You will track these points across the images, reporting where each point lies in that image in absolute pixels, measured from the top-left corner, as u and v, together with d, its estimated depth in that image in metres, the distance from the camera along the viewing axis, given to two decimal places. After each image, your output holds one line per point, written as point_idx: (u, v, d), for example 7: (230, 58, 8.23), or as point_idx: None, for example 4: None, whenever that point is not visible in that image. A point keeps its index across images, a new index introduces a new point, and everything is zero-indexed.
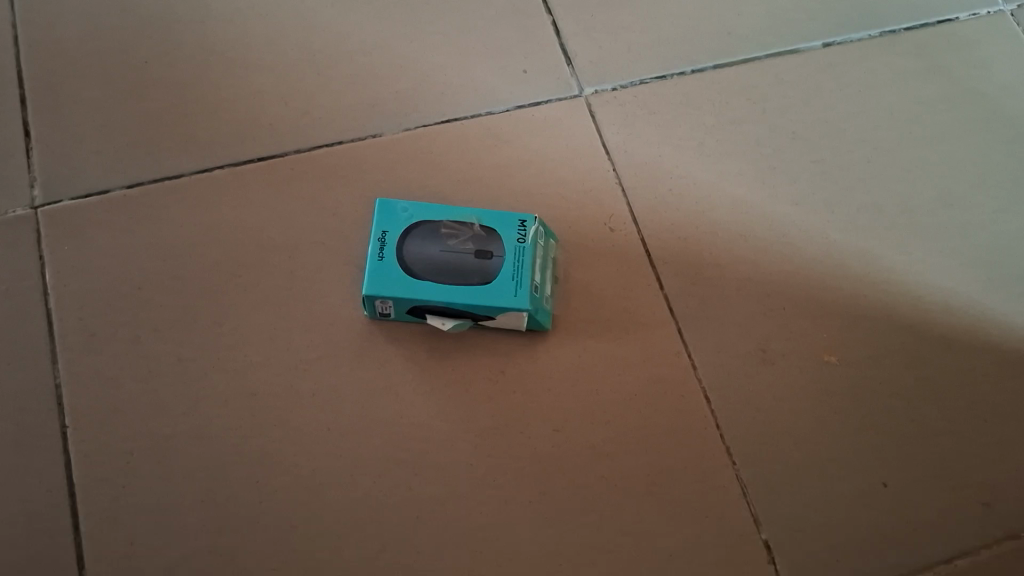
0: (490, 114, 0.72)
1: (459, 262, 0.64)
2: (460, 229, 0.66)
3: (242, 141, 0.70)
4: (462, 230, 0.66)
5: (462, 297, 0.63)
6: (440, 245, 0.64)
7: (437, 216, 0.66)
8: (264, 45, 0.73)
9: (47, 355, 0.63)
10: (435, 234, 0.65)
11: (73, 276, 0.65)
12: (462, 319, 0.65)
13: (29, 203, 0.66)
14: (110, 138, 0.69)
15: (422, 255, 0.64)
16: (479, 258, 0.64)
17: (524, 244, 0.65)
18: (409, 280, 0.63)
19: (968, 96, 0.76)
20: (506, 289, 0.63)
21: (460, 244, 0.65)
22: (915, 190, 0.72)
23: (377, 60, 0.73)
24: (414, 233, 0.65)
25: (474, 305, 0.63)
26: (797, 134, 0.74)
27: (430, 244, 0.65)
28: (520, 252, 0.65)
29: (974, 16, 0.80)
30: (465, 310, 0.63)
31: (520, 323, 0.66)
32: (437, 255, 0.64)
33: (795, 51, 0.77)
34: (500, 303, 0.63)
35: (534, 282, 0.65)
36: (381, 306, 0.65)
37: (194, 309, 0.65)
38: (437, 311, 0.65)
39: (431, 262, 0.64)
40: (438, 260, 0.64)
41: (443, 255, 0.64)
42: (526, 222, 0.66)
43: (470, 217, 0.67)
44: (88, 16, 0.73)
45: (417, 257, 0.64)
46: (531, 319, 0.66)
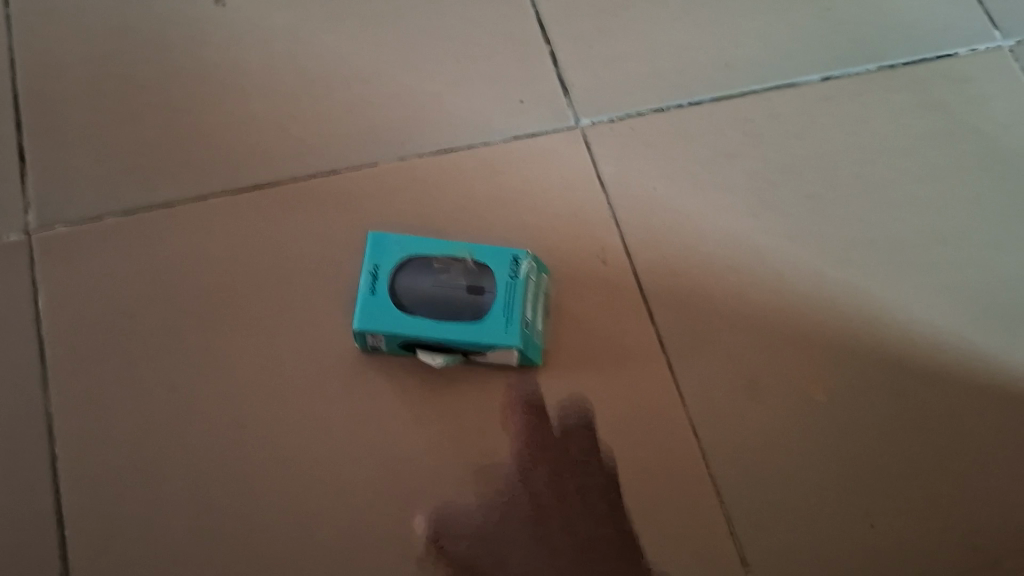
0: (486, 145, 0.72)
1: (450, 301, 0.61)
2: (455, 261, 0.63)
3: (238, 169, 0.69)
4: (455, 263, 0.62)
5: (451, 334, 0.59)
6: (431, 277, 0.61)
7: (429, 245, 0.62)
8: (262, 72, 0.73)
9: (37, 383, 0.62)
10: (426, 268, 0.62)
11: (65, 302, 0.64)
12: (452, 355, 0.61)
13: (23, 228, 0.66)
14: (106, 163, 0.68)
15: (414, 290, 0.61)
16: (473, 296, 0.61)
17: (518, 276, 0.61)
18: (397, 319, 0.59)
19: (962, 133, 0.76)
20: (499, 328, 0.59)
21: (453, 281, 0.62)
22: (909, 226, 0.72)
23: (374, 89, 0.73)
24: (406, 267, 0.61)
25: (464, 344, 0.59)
26: (790, 169, 0.74)
27: (422, 281, 0.61)
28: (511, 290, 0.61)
29: (974, 51, 0.80)
30: (456, 347, 0.60)
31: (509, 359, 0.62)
32: (428, 293, 0.61)
33: (793, 84, 0.77)
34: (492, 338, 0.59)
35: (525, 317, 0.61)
36: (373, 340, 0.61)
37: (185, 337, 0.64)
38: (427, 347, 0.61)
39: (421, 301, 0.60)
40: (430, 300, 0.60)
41: (435, 293, 0.61)
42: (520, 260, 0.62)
43: (464, 248, 0.63)
44: (86, 39, 0.73)
45: (408, 293, 0.60)
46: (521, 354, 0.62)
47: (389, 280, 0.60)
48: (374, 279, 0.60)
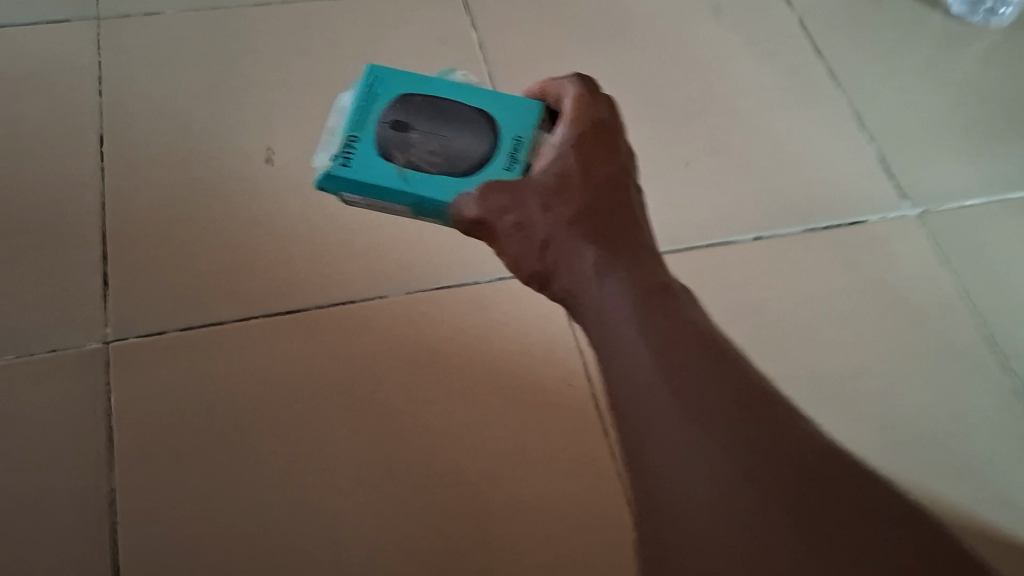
0: (477, 283, 0.88)
1: (441, 125, 0.66)
2: (415, 165, 0.63)
3: (276, 297, 0.84)
4: (427, 164, 0.63)
5: (529, 105, 0.67)
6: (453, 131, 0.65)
7: (421, 174, 0.62)
8: (300, 216, 0.89)
9: (105, 466, 0.75)
10: (459, 158, 0.64)
11: (130, 399, 0.78)
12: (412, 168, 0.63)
13: (101, 339, 0.80)
14: (170, 287, 0.83)
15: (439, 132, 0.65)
16: (405, 130, 0.65)
17: (335, 157, 0.63)
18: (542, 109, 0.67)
19: (872, 287, 0.94)
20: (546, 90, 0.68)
21: (439, 141, 0.64)
22: (825, 363, 0.89)
23: (388, 234, 0.89)
24: (475, 168, 0.63)
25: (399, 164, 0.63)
26: (729, 313, 0.90)
27: (483, 148, 0.64)
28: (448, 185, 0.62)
29: (883, 218, 0.99)
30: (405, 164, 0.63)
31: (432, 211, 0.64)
32: (475, 134, 0.65)
33: (732, 241, 0.94)
34: (384, 77, 0.68)
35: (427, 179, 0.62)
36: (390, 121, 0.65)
37: (227, 432, 0.78)
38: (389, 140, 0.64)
39: (484, 126, 0.66)
40: (474, 125, 0.66)
41: (480, 132, 0.65)
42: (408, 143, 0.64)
43: (398, 176, 0.62)
44: (160, 185, 0.89)
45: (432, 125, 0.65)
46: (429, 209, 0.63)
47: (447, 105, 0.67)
48: (514, 148, 0.65)
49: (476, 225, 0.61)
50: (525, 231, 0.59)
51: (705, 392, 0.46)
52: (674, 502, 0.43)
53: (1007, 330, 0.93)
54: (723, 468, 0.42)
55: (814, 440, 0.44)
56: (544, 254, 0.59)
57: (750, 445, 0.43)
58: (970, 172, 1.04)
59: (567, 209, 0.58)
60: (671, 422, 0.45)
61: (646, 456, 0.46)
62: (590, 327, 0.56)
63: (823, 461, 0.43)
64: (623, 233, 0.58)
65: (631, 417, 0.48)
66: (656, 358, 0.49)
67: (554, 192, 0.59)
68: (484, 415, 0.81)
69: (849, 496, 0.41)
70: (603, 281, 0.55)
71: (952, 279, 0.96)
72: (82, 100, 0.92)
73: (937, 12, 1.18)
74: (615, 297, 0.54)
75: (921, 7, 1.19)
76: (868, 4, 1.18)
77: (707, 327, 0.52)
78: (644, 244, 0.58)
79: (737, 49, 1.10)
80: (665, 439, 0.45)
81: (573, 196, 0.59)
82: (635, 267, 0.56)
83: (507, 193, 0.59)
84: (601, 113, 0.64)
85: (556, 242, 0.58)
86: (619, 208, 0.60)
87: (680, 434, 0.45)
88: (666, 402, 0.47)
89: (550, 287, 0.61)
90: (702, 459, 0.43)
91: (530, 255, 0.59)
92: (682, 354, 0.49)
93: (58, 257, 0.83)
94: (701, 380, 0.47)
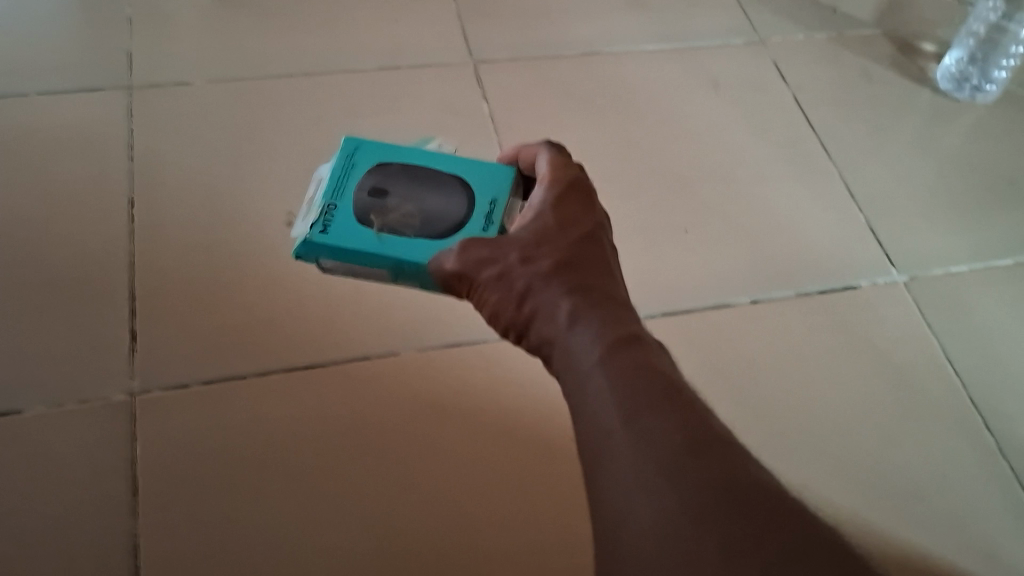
0: (485, 341, 0.92)
1: (414, 191, 0.72)
2: (393, 229, 0.69)
3: (294, 352, 0.89)
4: (404, 227, 0.69)
5: (498, 168, 0.74)
6: (429, 195, 0.72)
7: (398, 237, 0.68)
8: (318, 276, 0.94)
9: (128, 510, 0.78)
10: (433, 221, 0.70)
11: (154, 448, 0.81)
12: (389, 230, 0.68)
13: (128, 389, 0.84)
14: (194, 342, 0.88)
15: (415, 196, 0.71)
16: (382, 196, 0.71)
17: (314, 224, 0.69)
18: (512, 173, 0.74)
19: (862, 348, 0.98)
20: (518, 155, 0.75)
21: (413, 206, 0.70)
22: (818, 422, 0.93)
23: (400, 294, 0.94)
24: (451, 230, 0.69)
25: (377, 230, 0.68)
26: (726, 372, 0.94)
27: (456, 211, 0.71)
28: (424, 247, 0.68)
29: (873, 283, 1.04)
30: (382, 229, 0.68)
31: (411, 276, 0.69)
32: (448, 199, 0.71)
33: (728, 304, 0.99)
34: (364, 151, 0.74)
35: (406, 242, 0.68)
36: (366, 187, 0.71)
37: (244, 480, 0.81)
38: (368, 206, 0.70)
39: (457, 191, 0.72)
40: (446, 190, 0.72)
41: (454, 196, 0.72)
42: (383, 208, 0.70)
43: (377, 241, 0.68)
44: (187, 246, 0.94)
45: (409, 190, 0.72)
46: (408, 272, 0.68)
47: (423, 171, 0.73)
48: (487, 211, 0.71)
49: (456, 280, 0.65)
50: (503, 283, 0.62)
51: (663, 437, 0.49)
52: (628, 541, 0.46)
53: (991, 391, 0.97)
54: (676, 509, 0.45)
55: (764, 484, 0.46)
56: (521, 305, 0.62)
57: (703, 487, 0.46)
58: (954, 241, 1.09)
59: (544, 263, 0.62)
60: (631, 466, 0.48)
61: (607, 501, 0.48)
62: (563, 375, 0.58)
63: (771, 503, 0.45)
64: (596, 285, 0.61)
65: (596, 462, 0.51)
66: (620, 404, 0.52)
67: (531, 247, 0.63)
68: (489, 467, 0.85)
69: (788, 537, 0.43)
70: (575, 330, 0.58)
71: (938, 341, 1.00)
72: (114, 166, 0.98)
73: (924, 90, 1.25)
74: (586, 344, 0.57)
75: (909, 85, 1.25)
76: (858, 82, 1.24)
77: (672, 375, 0.55)
78: (616, 296, 0.61)
79: (734, 123, 1.16)
80: (625, 483, 0.48)
81: (549, 250, 0.63)
82: (607, 315, 0.59)
83: (487, 248, 0.63)
84: (577, 179, 0.69)
85: (533, 292, 0.61)
86: (593, 262, 0.63)
87: (638, 478, 0.48)
88: (627, 447, 0.49)
89: (528, 339, 0.63)
90: (656, 500, 0.46)
91: (508, 306, 0.62)
92: (643, 399, 0.51)
93: (89, 311, 0.88)
94: (661, 425, 0.50)
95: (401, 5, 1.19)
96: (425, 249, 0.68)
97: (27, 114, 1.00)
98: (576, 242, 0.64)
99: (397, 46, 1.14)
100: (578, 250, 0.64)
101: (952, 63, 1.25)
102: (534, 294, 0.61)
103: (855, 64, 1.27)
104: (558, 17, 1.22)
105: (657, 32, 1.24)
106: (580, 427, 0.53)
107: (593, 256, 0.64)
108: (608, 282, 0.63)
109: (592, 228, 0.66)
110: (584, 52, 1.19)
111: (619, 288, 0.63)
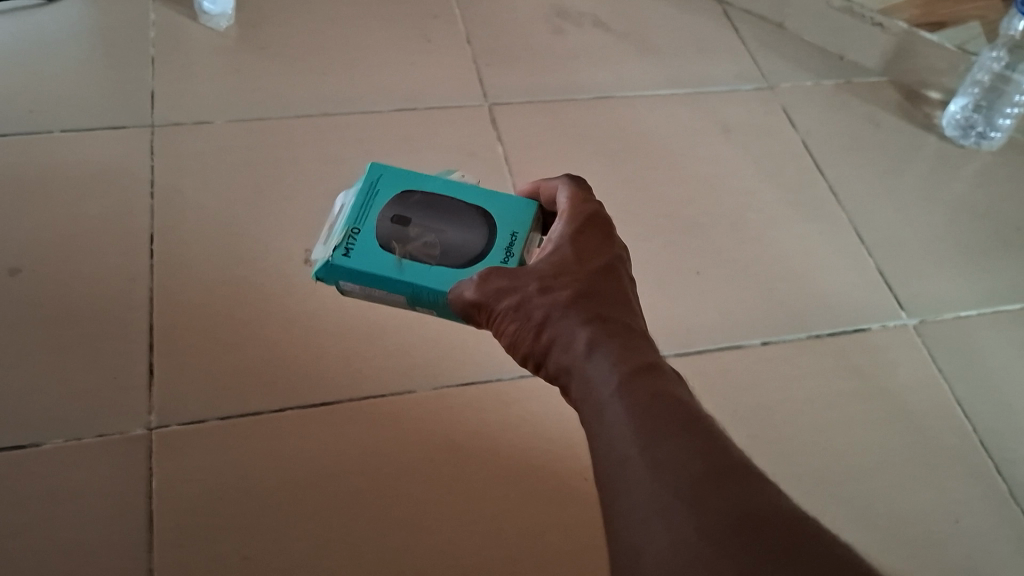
0: (499, 380, 0.93)
1: (436, 219, 0.72)
2: (413, 257, 0.69)
3: (311, 389, 0.89)
4: (425, 256, 0.69)
5: (520, 201, 0.74)
6: (451, 224, 0.72)
7: (418, 266, 0.69)
8: (334, 314, 0.95)
9: (144, 545, 0.78)
10: (454, 251, 0.70)
11: (171, 483, 0.82)
12: (410, 258, 0.69)
13: (146, 424, 0.84)
14: (211, 378, 0.88)
15: (438, 225, 0.72)
16: (405, 223, 0.71)
17: (337, 247, 0.69)
18: (533, 206, 0.74)
19: (873, 391, 0.99)
20: (540, 188, 0.75)
21: (434, 235, 0.71)
22: (830, 464, 0.93)
23: (416, 332, 0.95)
24: (470, 261, 0.69)
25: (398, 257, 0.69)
26: (738, 413, 0.95)
27: (476, 241, 0.71)
28: (444, 277, 0.68)
29: (883, 326, 1.05)
30: (403, 256, 0.69)
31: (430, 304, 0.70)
32: (469, 228, 0.72)
33: (740, 345, 1.00)
34: (388, 176, 0.74)
35: (425, 271, 0.68)
36: (389, 213, 0.72)
37: (260, 516, 0.81)
38: (390, 232, 0.70)
39: (479, 221, 0.73)
40: (467, 221, 0.72)
41: (476, 227, 0.72)
42: (405, 234, 0.70)
43: (398, 269, 0.68)
44: (205, 283, 0.94)
45: (431, 218, 0.72)
46: (427, 300, 0.69)
47: (446, 199, 0.74)
48: (508, 242, 0.71)
49: (476, 309, 0.66)
50: (520, 313, 0.63)
51: (679, 462, 0.49)
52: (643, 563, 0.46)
53: (1001, 435, 0.98)
54: (690, 532, 0.46)
55: (779, 508, 0.46)
56: (538, 334, 0.63)
57: (717, 511, 0.46)
58: (962, 286, 1.10)
59: (562, 294, 0.63)
60: (647, 492, 0.49)
61: (622, 525, 0.49)
62: (581, 403, 0.59)
63: (782, 529, 0.45)
64: (614, 315, 0.62)
65: (612, 487, 0.51)
66: (636, 432, 0.52)
67: (550, 278, 0.64)
68: (504, 506, 0.85)
69: (798, 562, 0.43)
70: (592, 358, 0.59)
71: (948, 385, 1.01)
72: (134, 204, 0.99)
73: (931, 137, 1.27)
74: (603, 373, 0.57)
75: (916, 131, 1.27)
76: (865, 128, 1.26)
77: (690, 404, 0.54)
78: (635, 327, 0.62)
79: (743, 167, 1.18)
80: (641, 508, 0.48)
81: (567, 280, 0.64)
82: (624, 345, 0.59)
83: (506, 279, 0.64)
84: (596, 213, 0.69)
85: (551, 322, 0.62)
86: (611, 293, 0.63)
87: (654, 501, 0.48)
88: (643, 472, 0.50)
89: (546, 368, 0.64)
90: (672, 524, 0.46)
91: (525, 336, 0.63)
92: (660, 425, 0.52)
93: (108, 346, 0.89)
94: (677, 450, 0.50)
95: (416, 49, 1.21)
96: (445, 278, 0.68)
97: (50, 151, 1.01)
98: (594, 273, 0.65)
99: (413, 88, 1.16)
100: (596, 281, 0.64)
101: (958, 111, 1.28)
102: (551, 324, 0.62)
103: (862, 111, 1.29)
104: (571, 62, 1.25)
105: (668, 78, 1.26)
106: (598, 454, 0.54)
107: (610, 287, 0.64)
108: (626, 312, 0.63)
109: (610, 261, 0.66)
110: (596, 96, 1.21)
111: (638, 319, 0.63)
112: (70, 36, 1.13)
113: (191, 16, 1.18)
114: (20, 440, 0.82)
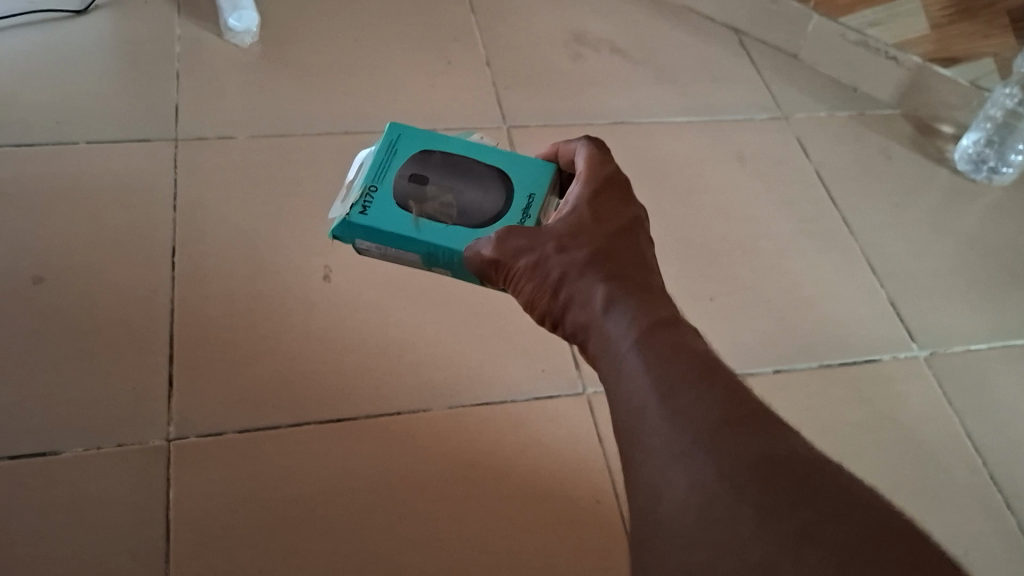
0: (513, 401, 0.94)
1: (454, 179, 0.72)
2: (431, 216, 0.69)
3: (327, 406, 0.90)
4: (443, 215, 0.69)
5: (539, 164, 0.75)
6: (469, 185, 0.72)
7: (435, 225, 0.69)
8: (351, 330, 0.96)
9: (161, 556, 0.79)
10: (471, 212, 0.70)
11: (188, 496, 0.82)
12: (427, 216, 0.69)
13: (165, 436, 0.85)
14: (230, 391, 0.89)
15: (456, 185, 0.72)
16: (422, 183, 0.71)
17: (353, 206, 0.69)
18: (551, 169, 0.75)
19: (884, 421, 1.00)
20: (558, 152, 0.75)
21: (452, 195, 0.71)
22: None
23: (432, 352, 0.96)
24: (488, 221, 0.69)
25: (415, 215, 0.69)
26: None
27: (494, 202, 0.71)
28: (461, 236, 0.68)
29: (894, 357, 1.06)
30: (420, 215, 0.69)
31: (447, 264, 0.70)
32: (488, 189, 0.72)
33: (753, 373, 1.01)
34: (407, 136, 0.75)
35: (442, 230, 0.68)
36: (407, 172, 0.72)
37: (275, 530, 0.82)
38: (407, 191, 0.70)
39: (497, 182, 0.73)
40: (485, 181, 0.73)
41: (494, 188, 0.72)
42: (422, 193, 0.70)
43: (415, 227, 0.68)
44: (225, 296, 0.95)
45: (450, 178, 0.72)
46: (444, 261, 0.69)
47: (464, 160, 0.74)
48: (526, 204, 0.71)
49: (492, 268, 0.65)
50: (538, 273, 0.63)
51: (699, 411, 0.50)
52: (665, 509, 0.47)
53: (1010, 470, 0.99)
54: (713, 478, 0.46)
55: (799, 455, 0.47)
56: (556, 293, 0.63)
57: (737, 457, 0.46)
58: (974, 319, 1.11)
59: (580, 253, 0.63)
60: (666, 441, 0.49)
61: (642, 472, 0.49)
62: (599, 357, 0.59)
63: (802, 474, 0.45)
64: (632, 273, 0.62)
65: (632, 440, 0.51)
66: (653, 382, 0.52)
67: (568, 238, 0.64)
68: (516, 525, 0.86)
69: (824, 501, 0.43)
70: (610, 315, 0.59)
71: (958, 417, 1.02)
72: (157, 217, 1.00)
73: (943, 170, 1.28)
74: (621, 330, 0.58)
75: (928, 164, 1.29)
76: (878, 160, 1.28)
77: (708, 355, 0.55)
78: (652, 284, 0.62)
79: (757, 195, 1.19)
80: (660, 457, 0.49)
81: (584, 241, 0.64)
82: (641, 301, 0.59)
83: (523, 239, 0.64)
84: (611, 173, 0.70)
85: (568, 281, 0.62)
86: (628, 252, 0.64)
87: (675, 449, 0.48)
88: (663, 423, 0.50)
89: (563, 326, 0.64)
90: (692, 472, 0.47)
91: (543, 295, 0.64)
92: (679, 378, 0.52)
93: (128, 357, 0.90)
94: (697, 401, 0.50)
95: (437, 70, 1.23)
96: (462, 236, 0.68)
97: (75, 162, 1.02)
98: (611, 233, 0.65)
99: (434, 109, 1.18)
100: (614, 241, 0.64)
101: (970, 145, 1.28)
102: (569, 283, 0.62)
103: (875, 143, 1.30)
104: (589, 87, 1.26)
105: (685, 105, 1.28)
106: (616, 406, 0.54)
107: (627, 246, 0.65)
108: (644, 269, 0.63)
109: (627, 222, 0.67)
110: (613, 121, 1.22)
111: (655, 276, 0.64)
112: (96, 49, 1.15)
113: (216, 32, 1.20)
114: (39, 448, 0.83)
